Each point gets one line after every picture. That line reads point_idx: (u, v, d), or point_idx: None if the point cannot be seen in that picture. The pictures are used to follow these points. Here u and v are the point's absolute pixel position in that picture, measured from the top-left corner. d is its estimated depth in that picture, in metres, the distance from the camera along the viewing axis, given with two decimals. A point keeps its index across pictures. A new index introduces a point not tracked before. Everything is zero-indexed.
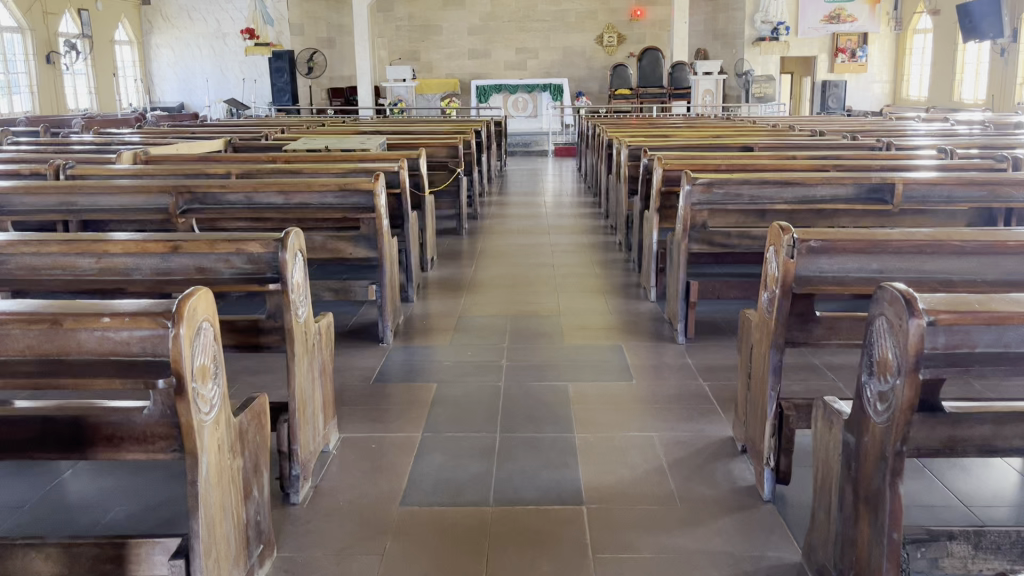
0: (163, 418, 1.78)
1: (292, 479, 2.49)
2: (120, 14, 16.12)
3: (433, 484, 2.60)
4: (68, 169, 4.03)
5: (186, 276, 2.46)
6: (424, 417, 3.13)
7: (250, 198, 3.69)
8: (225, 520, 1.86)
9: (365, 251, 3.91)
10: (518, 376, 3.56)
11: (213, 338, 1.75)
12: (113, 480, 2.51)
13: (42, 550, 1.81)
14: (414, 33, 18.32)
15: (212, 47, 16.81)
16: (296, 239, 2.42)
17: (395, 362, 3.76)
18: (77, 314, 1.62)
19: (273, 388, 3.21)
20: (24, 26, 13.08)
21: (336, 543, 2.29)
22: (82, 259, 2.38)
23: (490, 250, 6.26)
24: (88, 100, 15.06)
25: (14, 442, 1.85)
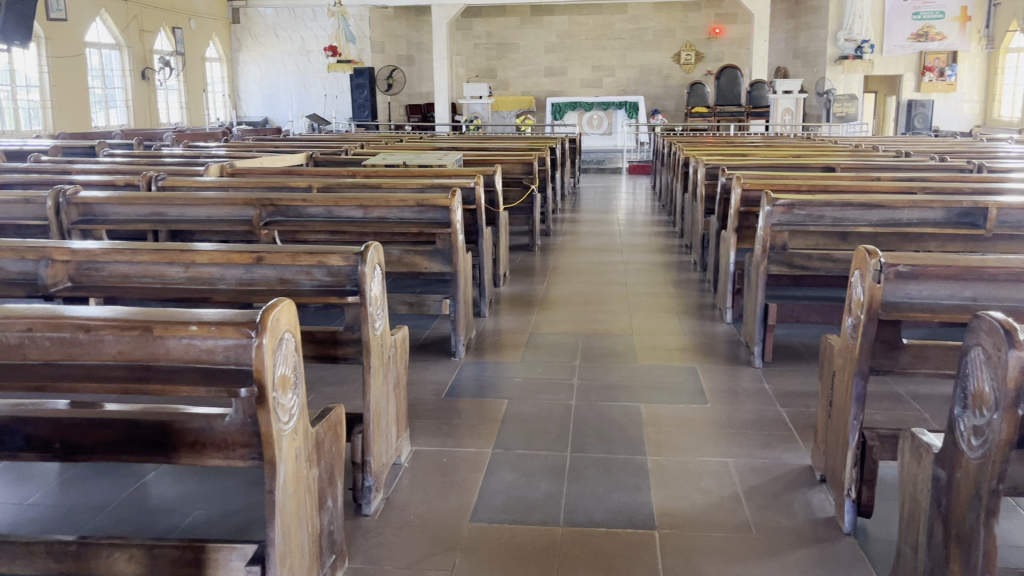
0: (244, 425, 1.83)
1: (365, 490, 2.51)
2: (212, 32, 16.67)
3: (503, 502, 2.59)
4: (160, 181, 4.19)
5: (268, 287, 2.55)
6: (495, 434, 3.13)
7: (330, 211, 3.77)
8: (300, 528, 1.89)
9: (440, 266, 3.94)
10: (590, 395, 3.52)
11: (294, 348, 1.78)
12: (193, 484, 2.58)
13: (126, 550, 1.87)
14: (492, 51, 18.47)
15: (296, 64, 17.40)
16: (376, 253, 2.44)
17: (466, 377, 3.77)
18: (165, 322, 1.67)
19: (349, 398, 3.25)
20: (121, 43, 13.64)
21: (407, 557, 2.29)
22: (171, 268, 2.53)
23: (562, 267, 6.24)
24: (179, 114, 15.57)
25: (100, 444, 1.90)
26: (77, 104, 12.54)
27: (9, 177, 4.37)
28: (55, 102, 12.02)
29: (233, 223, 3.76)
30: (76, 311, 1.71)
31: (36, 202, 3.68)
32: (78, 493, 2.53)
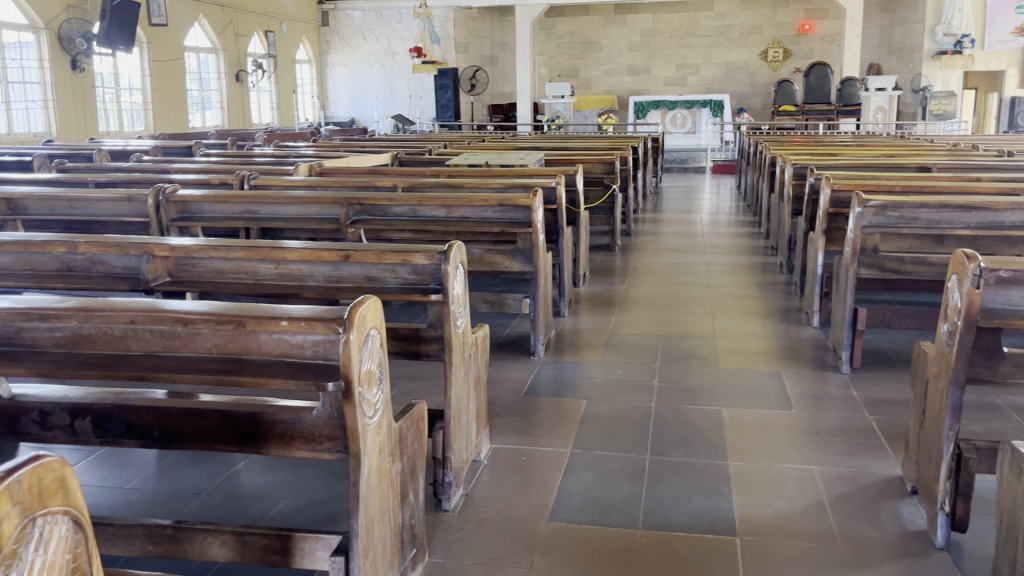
0: (330, 419, 1.88)
1: (445, 486, 2.55)
2: (302, 35, 17.12)
3: (582, 503, 2.58)
4: (252, 180, 4.34)
5: (355, 283, 2.63)
6: (574, 434, 3.13)
7: (415, 210, 3.84)
8: (383, 521, 1.93)
9: (521, 265, 3.96)
10: (670, 398, 3.48)
11: (380, 345, 1.81)
12: (281, 474, 2.66)
13: (218, 536, 1.95)
14: (575, 50, 18.41)
15: (383, 66, 17.74)
16: (458, 252, 2.47)
17: (545, 376, 3.78)
18: (258, 316, 1.72)
19: (430, 395, 3.30)
20: (217, 46, 14.12)
21: (485, 553, 2.31)
22: (263, 265, 2.64)
23: (643, 268, 6.18)
24: (270, 115, 16.05)
25: (195, 433, 1.98)
26: (175, 105, 13.07)
27: (112, 176, 4.58)
28: (155, 104, 12.54)
29: (322, 221, 3.87)
30: (175, 305, 1.78)
31: (138, 200, 3.85)
32: (174, 478, 2.64)
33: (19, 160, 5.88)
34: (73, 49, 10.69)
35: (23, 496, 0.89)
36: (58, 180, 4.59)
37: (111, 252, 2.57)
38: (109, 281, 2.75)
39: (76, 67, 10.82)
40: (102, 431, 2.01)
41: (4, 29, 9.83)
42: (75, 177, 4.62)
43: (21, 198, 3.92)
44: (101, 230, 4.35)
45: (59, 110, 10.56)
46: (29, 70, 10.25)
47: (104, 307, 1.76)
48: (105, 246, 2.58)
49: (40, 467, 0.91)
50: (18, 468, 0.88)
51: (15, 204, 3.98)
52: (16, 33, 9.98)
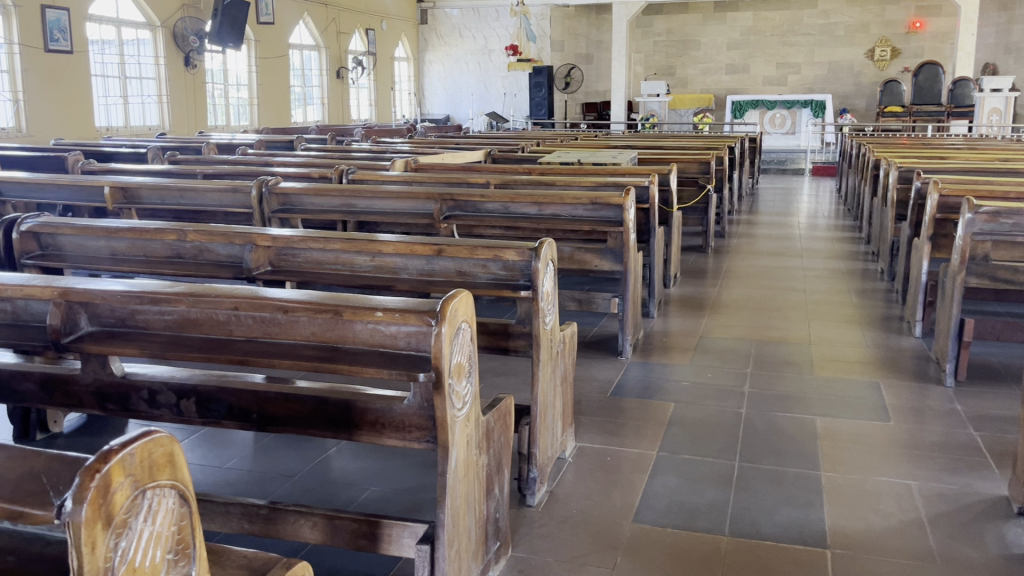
0: (420, 409, 1.92)
1: (530, 482, 2.56)
2: (401, 33, 17.42)
3: (668, 506, 2.55)
4: (350, 174, 4.45)
5: (447, 278, 2.62)
6: (661, 436, 3.09)
7: (507, 207, 3.86)
8: (468, 513, 1.96)
9: (610, 264, 3.94)
10: (761, 404, 3.40)
11: (470, 338, 1.83)
12: (370, 462, 2.73)
13: (310, 518, 2.02)
14: (673, 48, 18.15)
15: (478, 63, 17.90)
16: (550, 249, 2.48)
17: (632, 377, 3.75)
18: (354, 307, 1.74)
19: (518, 390, 3.32)
20: (320, 44, 14.52)
21: (568, 551, 2.32)
22: (360, 257, 2.70)
23: (736, 271, 6.06)
24: (369, 111, 16.40)
25: (291, 417, 2.05)
26: (280, 101, 13.52)
27: (219, 168, 4.77)
28: (261, 100, 13.00)
29: (416, 216, 3.93)
30: (275, 293, 1.82)
31: (242, 191, 4.00)
32: (269, 461, 2.74)
33: (134, 152, 6.18)
34: (187, 46, 11.19)
35: (135, 468, 0.94)
36: (169, 171, 4.81)
37: (216, 241, 2.67)
38: (215, 267, 2.87)
39: (188, 63, 11.33)
40: (205, 412, 2.10)
41: (124, 27, 10.35)
42: (185, 168, 4.82)
43: (135, 187, 4.13)
44: (208, 220, 4.53)
45: (172, 104, 11.08)
46: (145, 66, 10.78)
47: (209, 293, 1.81)
48: (213, 236, 2.69)
49: (151, 442, 0.95)
50: (130, 442, 0.93)
51: (130, 193, 4.18)
52: (135, 30, 10.52)
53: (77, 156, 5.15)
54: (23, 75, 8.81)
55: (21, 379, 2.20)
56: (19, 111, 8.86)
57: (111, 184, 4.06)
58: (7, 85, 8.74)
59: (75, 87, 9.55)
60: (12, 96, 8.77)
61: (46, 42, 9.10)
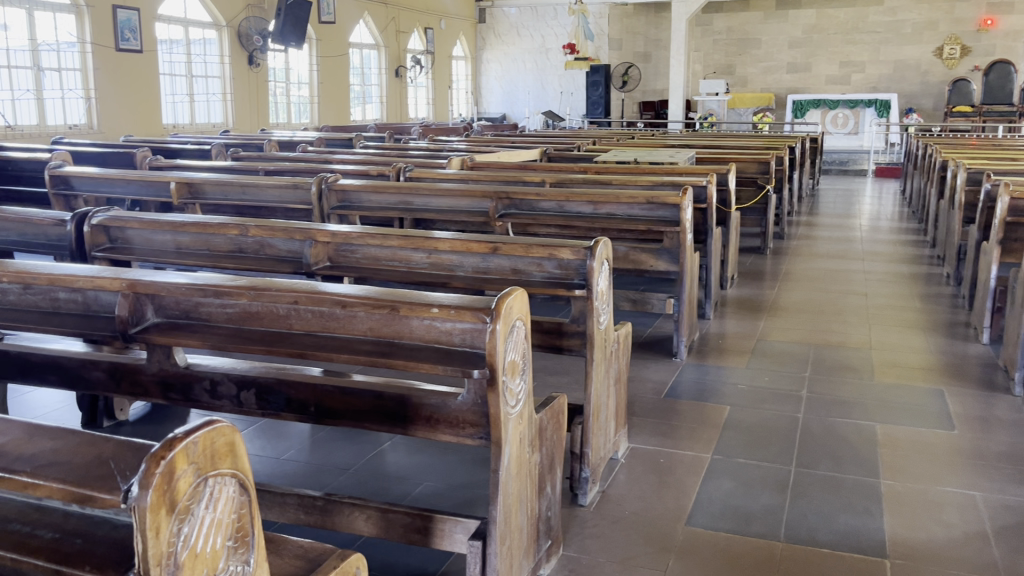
0: (475, 406, 1.93)
1: (582, 481, 2.55)
2: (459, 32, 17.51)
3: (721, 510, 2.52)
4: (408, 172, 4.49)
5: (502, 276, 2.64)
6: (716, 439, 3.06)
7: (562, 206, 3.85)
8: (520, 511, 1.96)
9: (666, 264, 3.90)
10: (819, 409, 3.34)
11: (525, 336, 1.83)
12: (424, 457, 2.75)
13: (364, 511, 2.05)
14: (732, 46, 17.90)
15: (535, 62, 17.90)
16: (605, 248, 2.47)
17: (687, 379, 3.71)
18: (411, 302, 1.76)
19: (572, 390, 3.32)
20: (380, 43, 14.67)
21: (619, 552, 2.30)
22: (416, 254, 2.72)
23: (795, 273, 5.95)
24: (426, 110, 16.53)
25: (348, 411, 2.08)
26: (340, 99, 13.74)
27: (280, 165, 4.85)
28: (321, 98, 13.23)
29: (472, 214, 3.95)
30: (333, 288, 1.84)
31: (303, 187, 4.07)
32: (325, 453, 2.78)
33: (198, 149, 6.32)
34: (251, 45, 11.42)
35: (198, 456, 0.96)
36: (232, 168, 4.91)
37: (277, 236, 2.72)
38: (275, 262, 2.93)
39: (252, 62, 11.56)
40: (264, 404, 2.14)
41: (192, 27, 10.62)
42: (247, 164, 4.93)
43: (199, 183, 4.23)
44: (269, 215, 4.63)
45: (236, 102, 11.34)
46: (211, 65, 11.06)
47: (271, 288, 1.84)
48: (273, 231, 2.74)
49: (213, 431, 0.98)
50: (193, 431, 0.95)
51: (194, 188, 4.29)
52: (202, 30, 10.79)
53: (145, 153, 5.30)
54: (95, 74, 9.10)
55: (89, 368, 2.27)
56: (90, 108, 9.16)
57: (177, 179, 4.17)
58: (79, 83, 9.04)
59: (145, 86, 9.83)
60: (84, 94, 9.07)
61: (117, 41, 9.37)
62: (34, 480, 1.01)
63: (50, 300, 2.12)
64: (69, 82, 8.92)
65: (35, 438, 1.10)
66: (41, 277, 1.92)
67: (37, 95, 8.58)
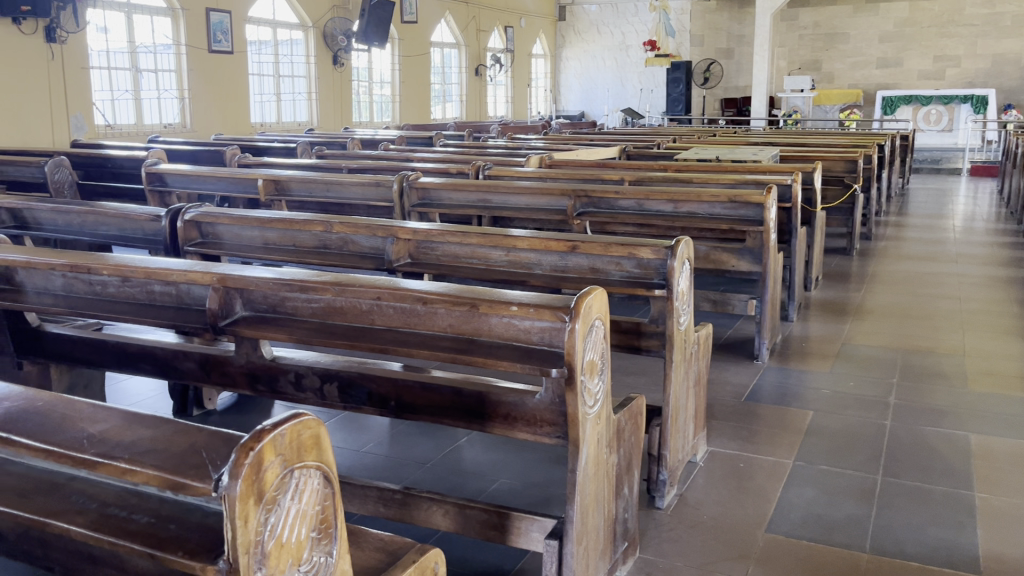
0: (552, 405, 1.92)
1: (660, 484, 2.52)
2: (539, 30, 17.51)
3: (803, 518, 2.45)
4: (487, 170, 4.51)
5: (580, 274, 2.62)
6: (798, 444, 2.99)
7: (642, 204, 3.76)
8: (597, 511, 1.95)
9: (749, 265, 3.82)
10: (907, 417, 3.22)
11: (604, 335, 1.82)
12: (501, 453, 2.76)
13: (442, 505, 2.07)
14: (819, 42, 17.42)
15: (615, 59, 17.79)
16: (686, 247, 2.44)
17: (768, 383, 3.62)
18: (490, 300, 1.76)
19: (649, 390, 3.28)
20: (460, 41, 14.79)
21: (698, 557, 2.26)
22: (494, 251, 2.71)
23: (883, 275, 5.75)
24: (505, 108, 16.59)
25: (427, 406, 2.10)
26: (420, 99, 13.89)
27: (362, 163, 4.94)
28: (402, 97, 13.41)
29: (550, 212, 3.94)
30: (414, 285, 1.86)
31: (384, 185, 4.13)
32: (403, 447, 2.82)
33: (285, 147, 6.48)
34: (335, 45, 11.65)
35: (285, 448, 0.98)
36: (316, 166, 5.03)
37: (360, 232, 2.77)
38: (358, 258, 2.97)
39: (336, 62, 11.79)
40: (346, 397, 2.19)
41: (280, 28, 10.92)
42: (332, 162, 5.04)
43: (286, 180, 4.34)
44: (351, 212, 4.72)
45: (320, 101, 11.61)
46: (297, 65, 11.34)
47: (354, 283, 1.87)
48: (357, 227, 2.80)
49: (299, 424, 1.00)
50: (281, 423, 0.97)
51: (280, 185, 4.40)
52: (289, 31, 11.08)
53: (235, 151, 5.47)
54: (189, 75, 9.42)
55: (181, 358, 2.35)
56: (184, 108, 9.50)
57: (264, 177, 4.28)
58: (174, 84, 9.39)
59: (235, 86, 10.13)
60: (178, 94, 9.41)
61: (210, 43, 9.69)
62: (131, 467, 1.05)
63: (146, 293, 2.20)
64: (165, 83, 9.28)
65: (133, 426, 1.14)
66: (138, 271, 2.01)
67: (134, 96, 8.97)
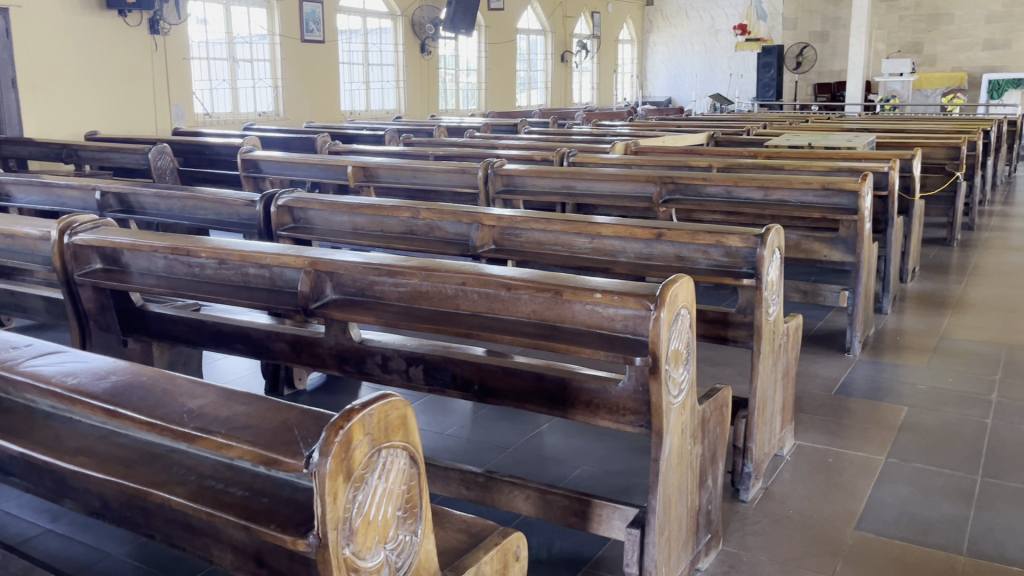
0: (636, 393, 1.91)
1: (744, 476, 2.48)
2: (626, 15, 17.31)
3: (896, 517, 2.37)
4: (572, 157, 4.50)
5: (665, 262, 2.56)
6: (890, 440, 2.89)
7: (730, 191, 3.68)
8: (680, 502, 1.93)
9: (841, 255, 3.70)
10: (1010, 416, 3.07)
11: (690, 324, 1.79)
12: (582, 441, 2.76)
13: (523, 490, 2.08)
14: (920, 23, 16.68)
15: (704, 44, 17.46)
16: (776, 236, 2.38)
17: (860, 376, 3.51)
18: (574, 287, 1.76)
19: (735, 381, 3.22)
20: (546, 28, 14.76)
21: (783, 552, 2.21)
22: (578, 238, 2.69)
23: (987, 267, 5.48)
24: (591, 95, 16.45)
25: (510, 391, 2.11)
26: (506, 85, 13.89)
27: (448, 151, 4.99)
28: (488, 84, 13.45)
29: (635, 199, 3.89)
30: (497, 271, 1.88)
31: (470, 172, 4.17)
32: (486, 431, 2.85)
33: (374, 135, 6.59)
34: (423, 33, 11.78)
35: (373, 428, 1.01)
36: (404, 153, 5.11)
37: (445, 218, 2.80)
38: (443, 243, 3.00)
39: (424, 50, 11.91)
40: (431, 380, 2.22)
41: (369, 17, 11.08)
42: (418, 150, 5.11)
43: (374, 167, 4.41)
44: (437, 199, 4.78)
45: (407, 89, 11.77)
46: (386, 53, 11.49)
47: (440, 268, 1.90)
48: (443, 213, 2.83)
49: (387, 405, 1.01)
50: (369, 403, 1.00)
51: (369, 172, 4.49)
52: (379, 20, 11.24)
53: (325, 138, 5.60)
54: (282, 64, 9.68)
55: (274, 339, 2.43)
56: (277, 96, 9.77)
57: (354, 164, 4.38)
58: (268, 73, 9.66)
59: (325, 75, 10.33)
60: (272, 83, 9.68)
61: (302, 32, 9.91)
62: (227, 441, 1.09)
63: (241, 275, 2.27)
64: (259, 72, 9.55)
65: (229, 402, 1.18)
66: (234, 254, 2.08)
67: (231, 85, 9.26)
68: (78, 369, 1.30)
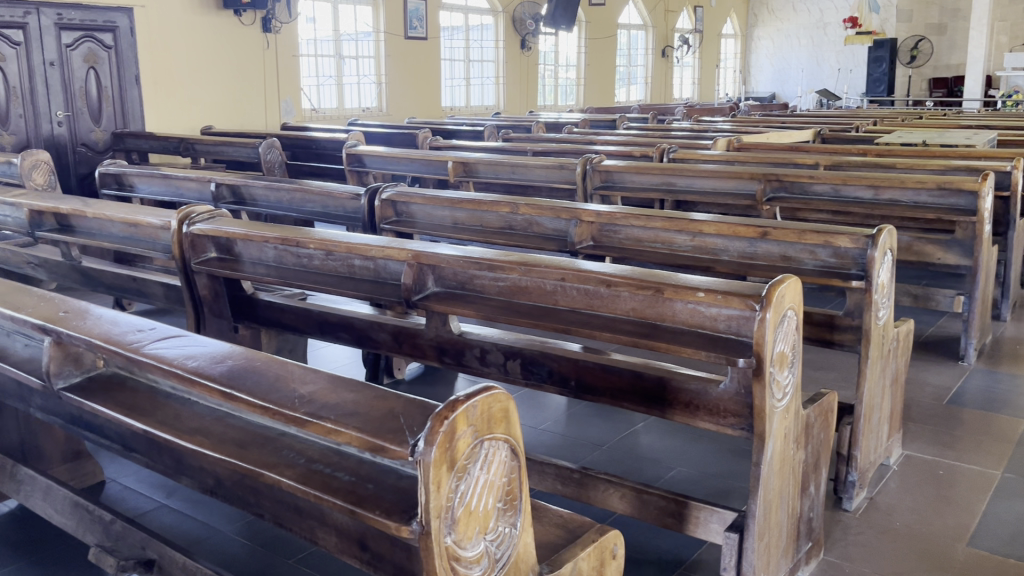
0: (737, 395, 1.87)
1: (848, 485, 2.40)
2: (731, 10, 16.93)
3: (1011, 535, 2.25)
4: (672, 153, 4.44)
5: (770, 262, 2.50)
6: (1007, 454, 2.73)
7: (838, 189, 3.55)
8: (781, 508, 1.88)
9: (957, 258, 3.52)
10: None
11: (796, 327, 1.75)
12: (679, 441, 2.72)
13: (619, 488, 2.07)
14: None
15: (812, 38, 16.96)
16: (888, 237, 2.28)
17: (974, 386, 3.34)
18: (675, 286, 1.74)
19: (839, 387, 3.12)
20: (648, 22, 14.61)
21: (888, 564, 2.13)
22: (679, 236, 2.64)
23: None
24: (692, 90, 16.18)
25: (608, 388, 2.10)
26: (605, 79, 13.77)
27: (547, 147, 4.99)
28: (588, 80, 13.39)
29: (737, 196, 3.80)
30: (596, 267, 1.87)
31: (568, 168, 4.16)
32: (581, 428, 2.85)
33: (473, 131, 6.65)
34: (523, 29, 11.86)
35: (477, 419, 1.02)
36: (504, 148, 5.14)
37: (544, 214, 2.80)
38: (541, 239, 3.00)
39: (524, 46, 11.96)
40: (529, 373, 2.23)
41: (471, 14, 11.19)
42: (517, 146, 5.13)
43: (474, 162, 4.45)
44: (534, 195, 4.79)
45: (507, 86, 11.85)
46: (487, 49, 11.59)
47: (539, 264, 1.91)
48: (542, 209, 2.83)
49: (490, 397, 1.02)
50: (473, 395, 1.01)
51: (469, 167, 4.53)
52: (480, 16, 11.35)
53: (427, 133, 5.68)
54: (386, 61, 9.85)
55: (376, 329, 2.48)
56: (381, 92, 9.95)
57: (454, 159, 4.43)
58: (373, 69, 9.87)
59: (428, 71, 10.49)
60: (376, 79, 9.87)
61: (406, 29, 10.05)
62: (336, 427, 1.12)
63: (347, 266, 2.33)
64: (364, 69, 9.77)
65: (338, 390, 1.22)
66: (340, 246, 2.13)
67: (338, 81, 9.53)
68: (198, 353, 1.36)
